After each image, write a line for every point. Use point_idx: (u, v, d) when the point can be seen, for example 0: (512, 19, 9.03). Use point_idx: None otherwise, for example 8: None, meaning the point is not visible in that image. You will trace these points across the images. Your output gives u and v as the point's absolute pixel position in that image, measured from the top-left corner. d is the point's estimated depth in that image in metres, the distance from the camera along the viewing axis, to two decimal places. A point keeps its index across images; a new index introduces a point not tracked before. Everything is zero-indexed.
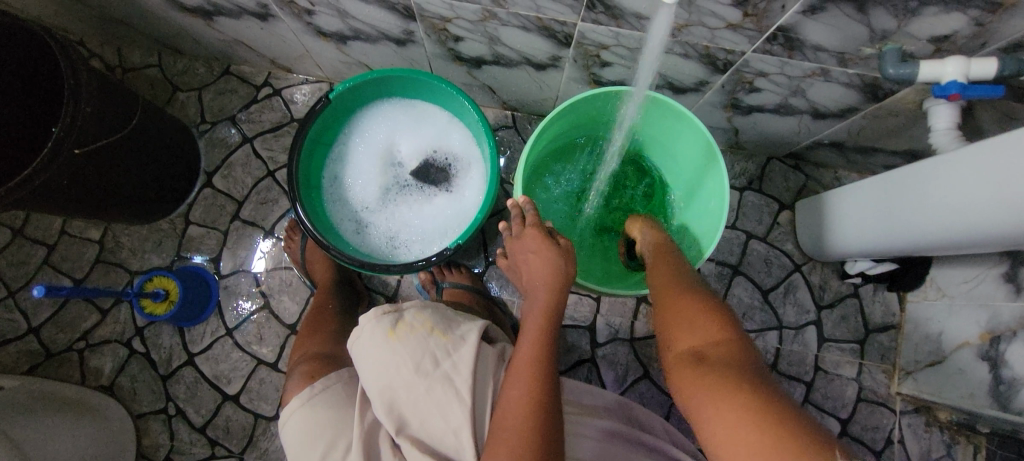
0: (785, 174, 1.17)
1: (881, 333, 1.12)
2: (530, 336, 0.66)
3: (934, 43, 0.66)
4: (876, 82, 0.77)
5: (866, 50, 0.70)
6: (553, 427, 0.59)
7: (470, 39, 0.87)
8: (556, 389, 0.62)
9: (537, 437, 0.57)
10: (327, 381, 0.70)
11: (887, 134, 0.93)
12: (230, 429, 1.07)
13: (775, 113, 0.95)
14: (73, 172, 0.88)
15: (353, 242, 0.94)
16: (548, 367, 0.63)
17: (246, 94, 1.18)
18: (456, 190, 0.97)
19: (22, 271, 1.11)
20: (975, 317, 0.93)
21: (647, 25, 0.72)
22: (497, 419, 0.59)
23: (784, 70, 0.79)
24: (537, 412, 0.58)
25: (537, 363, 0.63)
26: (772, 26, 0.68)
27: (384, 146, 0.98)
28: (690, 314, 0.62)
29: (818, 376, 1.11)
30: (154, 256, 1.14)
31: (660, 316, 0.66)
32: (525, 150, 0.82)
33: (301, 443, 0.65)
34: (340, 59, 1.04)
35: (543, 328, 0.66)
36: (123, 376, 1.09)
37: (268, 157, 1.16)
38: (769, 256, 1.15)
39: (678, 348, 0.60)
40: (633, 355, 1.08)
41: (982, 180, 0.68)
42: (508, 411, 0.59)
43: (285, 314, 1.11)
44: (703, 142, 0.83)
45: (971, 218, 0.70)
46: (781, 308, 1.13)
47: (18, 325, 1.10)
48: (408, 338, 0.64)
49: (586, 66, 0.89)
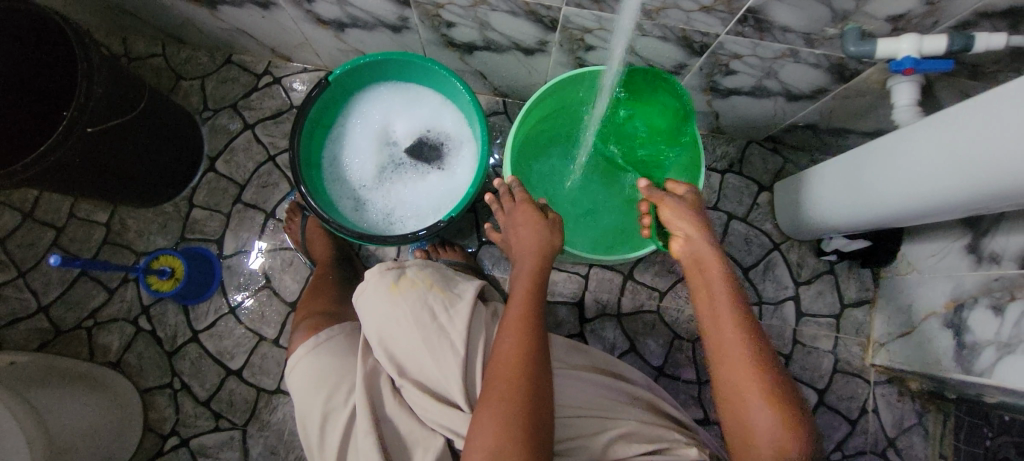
0: (764, 157, 1.22)
1: (856, 308, 1.17)
2: (519, 300, 0.70)
3: (891, 22, 0.72)
4: (842, 63, 0.83)
5: (830, 30, 0.75)
6: (543, 373, 0.63)
7: (462, 24, 0.92)
8: (545, 340, 0.67)
9: (527, 383, 0.61)
10: (332, 331, 0.75)
11: (856, 114, 0.98)
12: (233, 403, 1.12)
13: (752, 95, 1.01)
14: (86, 152, 0.93)
15: (351, 218, 0.99)
16: (535, 319, 0.68)
17: (247, 83, 1.23)
18: (449, 170, 1.02)
19: (32, 252, 1.16)
20: (942, 287, 0.99)
21: (626, 7, 0.78)
22: (490, 365, 0.64)
23: (756, 52, 0.85)
24: (527, 363, 0.63)
25: (525, 323, 0.67)
26: (741, 9, 0.74)
27: (379, 127, 1.02)
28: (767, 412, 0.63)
29: (796, 348, 1.16)
30: (159, 238, 1.18)
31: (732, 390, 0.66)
32: (516, 124, 0.88)
33: (306, 387, 0.70)
34: (338, 46, 1.09)
35: (530, 291, 0.71)
36: (130, 352, 1.13)
37: (268, 143, 1.21)
38: (750, 236, 1.20)
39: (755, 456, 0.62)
40: (620, 330, 1.13)
41: (940, 150, 0.73)
42: (501, 359, 0.63)
43: (286, 292, 1.16)
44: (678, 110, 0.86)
45: (932, 187, 0.76)
46: (761, 285, 1.18)
47: (29, 304, 1.14)
48: (409, 292, 0.69)
49: (572, 50, 0.94)
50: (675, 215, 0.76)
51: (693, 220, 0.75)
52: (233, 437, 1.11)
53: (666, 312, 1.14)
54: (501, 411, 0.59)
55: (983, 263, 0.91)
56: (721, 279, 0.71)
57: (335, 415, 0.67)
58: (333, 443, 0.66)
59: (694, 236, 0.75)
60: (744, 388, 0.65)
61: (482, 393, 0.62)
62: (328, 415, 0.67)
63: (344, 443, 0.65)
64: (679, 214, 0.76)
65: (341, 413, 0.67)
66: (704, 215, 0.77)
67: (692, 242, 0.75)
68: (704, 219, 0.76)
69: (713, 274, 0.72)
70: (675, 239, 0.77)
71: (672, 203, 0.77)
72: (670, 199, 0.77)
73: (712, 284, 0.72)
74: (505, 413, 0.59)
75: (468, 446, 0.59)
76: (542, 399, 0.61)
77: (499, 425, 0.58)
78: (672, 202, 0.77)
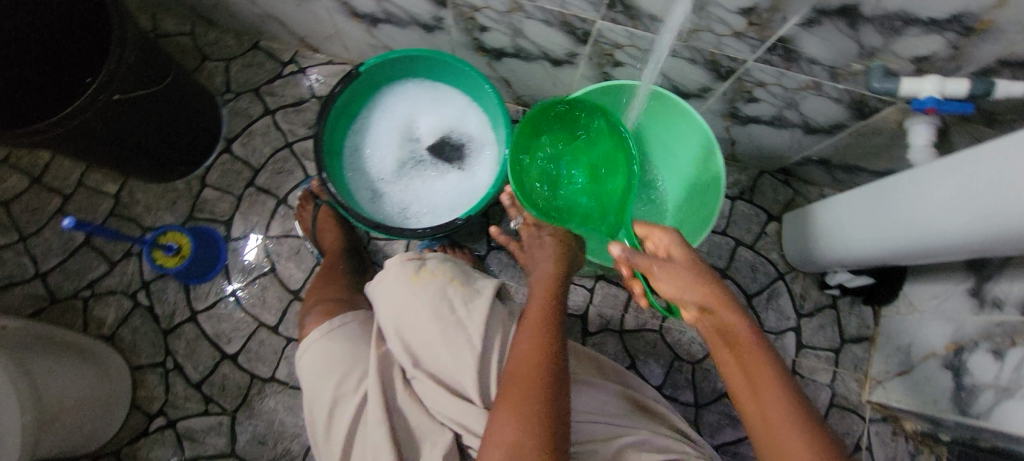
0: (775, 188, 1.24)
1: (856, 344, 1.18)
2: (536, 310, 0.70)
3: (915, 62, 0.74)
4: (863, 99, 0.85)
5: (855, 66, 0.78)
6: (561, 373, 0.63)
7: (495, 29, 0.94)
8: (563, 343, 0.66)
9: (545, 380, 0.61)
10: (345, 318, 0.74)
11: (870, 153, 1.00)
12: (226, 388, 1.10)
13: (770, 125, 1.03)
14: (108, 119, 0.93)
15: (368, 209, 1.00)
16: (554, 321, 0.68)
17: (271, 69, 1.23)
18: (469, 170, 1.03)
19: (36, 218, 1.15)
20: (942, 329, 1.00)
21: (666, 26, 0.80)
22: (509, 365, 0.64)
23: (781, 81, 0.87)
24: (546, 364, 0.62)
25: (543, 329, 0.66)
26: (773, 37, 0.76)
27: (404, 122, 1.04)
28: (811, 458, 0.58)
29: (794, 379, 1.16)
30: (167, 214, 1.17)
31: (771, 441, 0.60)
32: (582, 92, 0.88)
33: (315, 372, 0.69)
34: (368, 41, 1.11)
35: (546, 301, 0.72)
36: (125, 327, 1.12)
37: (287, 130, 1.21)
38: (756, 264, 1.22)
39: None
40: (622, 346, 1.13)
41: (952, 191, 0.75)
42: (521, 358, 0.64)
43: (291, 281, 1.14)
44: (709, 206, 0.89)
45: (944, 226, 0.77)
46: (764, 313, 1.19)
47: (27, 269, 1.13)
48: (428, 283, 0.70)
49: (600, 64, 0.96)
50: (672, 284, 0.66)
51: (703, 290, 0.65)
52: (222, 423, 1.08)
53: (669, 332, 1.14)
54: (514, 410, 0.59)
55: (986, 307, 0.92)
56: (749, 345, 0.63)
57: (345, 401, 0.66)
58: (341, 430, 0.66)
59: (706, 306, 0.65)
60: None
61: (498, 391, 0.63)
62: (337, 401, 0.66)
63: (353, 431, 0.65)
64: (681, 284, 0.66)
65: (351, 400, 0.66)
66: (715, 279, 0.66)
67: (712, 315, 0.65)
68: (718, 285, 0.66)
69: (746, 350, 0.64)
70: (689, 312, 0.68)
71: (669, 270, 0.67)
72: (660, 265, 0.67)
73: (735, 335, 0.64)
74: (523, 409, 0.59)
75: (485, 442, 0.59)
76: (560, 397, 0.61)
77: (517, 419, 0.58)
78: (668, 271, 0.67)
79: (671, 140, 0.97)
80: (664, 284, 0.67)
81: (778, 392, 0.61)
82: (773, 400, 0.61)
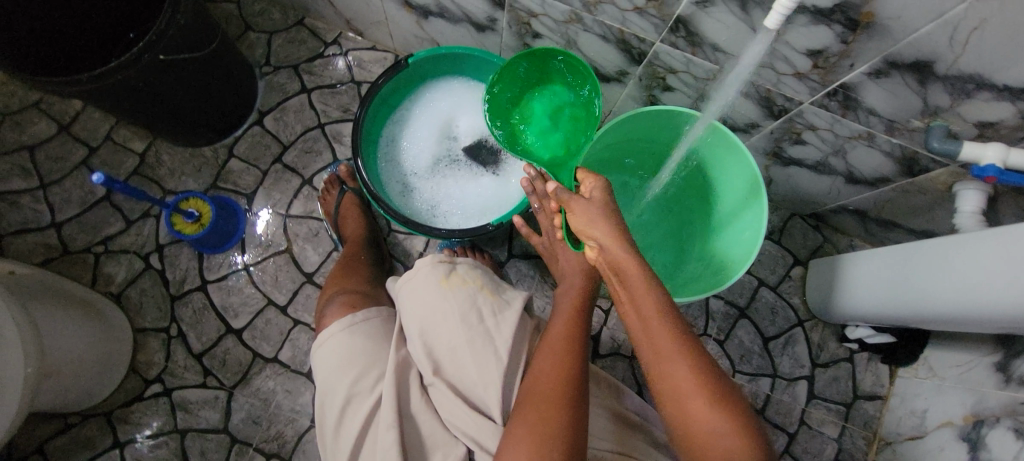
0: (805, 232, 1.22)
1: (868, 401, 1.15)
2: (559, 333, 0.67)
3: (979, 127, 0.71)
4: (914, 156, 0.83)
5: (915, 122, 0.76)
6: (584, 395, 0.61)
7: (548, 37, 0.93)
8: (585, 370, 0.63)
9: (567, 401, 0.59)
10: (368, 313, 0.74)
11: (910, 211, 0.98)
12: (227, 363, 1.08)
13: (812, 169, 1.01)
14: (151, 79, 0.93)
15: (397, 202, 0.99)
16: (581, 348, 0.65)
17: (313, 47, 1.22)
18: (504, 176, 1.01)
19: (59, 167, 1.14)
20: (962, 400, 0.97)
21: (739, 67, 0.78)
22: (527, 389, 0.62)
23: (833, 128, 0.85)
24: (565, 394, 0.59)
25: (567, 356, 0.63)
26: (835, 82, 0.74)
27: (444, 118, 1.03)
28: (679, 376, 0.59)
29: (801, 429, 1.14)
30: (191, 180, 1.16)
31: (653, 365, 0.61)
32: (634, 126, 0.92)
33: (333, 366, 0.69)
34: (415, 33, 1.10)
35: (571, 324, 0.68)
36: (133, 287, 1.10)
37: (321, 110, 1.19)
38: (776, 306, 1.20)
39: (690, 426, 0.58)
40: (631, 372, 1.10)
41: (992, 264, 0.72)
42: (539, 383, 0.61)
43: (306, 263, 1.13)
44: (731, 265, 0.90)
45: (975, 298, 0.75)
46: (778, 358, 1.17)
47: (43, 217, 1.12)
48: (459, 289, 0.70)
49: (649, 86, 0.95)
50: (584, 219, 0.70)
51: (604, 225, 0.68)
52: (218, 397, 1.06)
53: None
54: (530, 436, 0.57)
55: (1011, 383, 0.89)
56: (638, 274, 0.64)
57: (359, 400, 0.66)
58: (352, 429, 0.65)
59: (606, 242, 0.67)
60: (681, 388, 0.59)
61: (512, 416, 0.60)
62: (352, 398, 0.66)
63: (363, 430, 0.64)
64: (589, 219, 0.69)
65: (365, 398, 0.66)
66: (619, 220, 0.70)
67: (608, 251, 0.67)
68: (618, 224, 0.69)
69: (634, 283, 0.64)
70: (591, 248, 0.70)
71: (581, 207, 0.71)
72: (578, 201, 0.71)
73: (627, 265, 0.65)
74: (541, 428, 0.57)
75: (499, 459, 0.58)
76: (580, 431, 0.57)
77: (533, 441, 0.56)
78: (582, 207, 0.71)
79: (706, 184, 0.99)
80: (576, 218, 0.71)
81: (663, 324, 0.62)
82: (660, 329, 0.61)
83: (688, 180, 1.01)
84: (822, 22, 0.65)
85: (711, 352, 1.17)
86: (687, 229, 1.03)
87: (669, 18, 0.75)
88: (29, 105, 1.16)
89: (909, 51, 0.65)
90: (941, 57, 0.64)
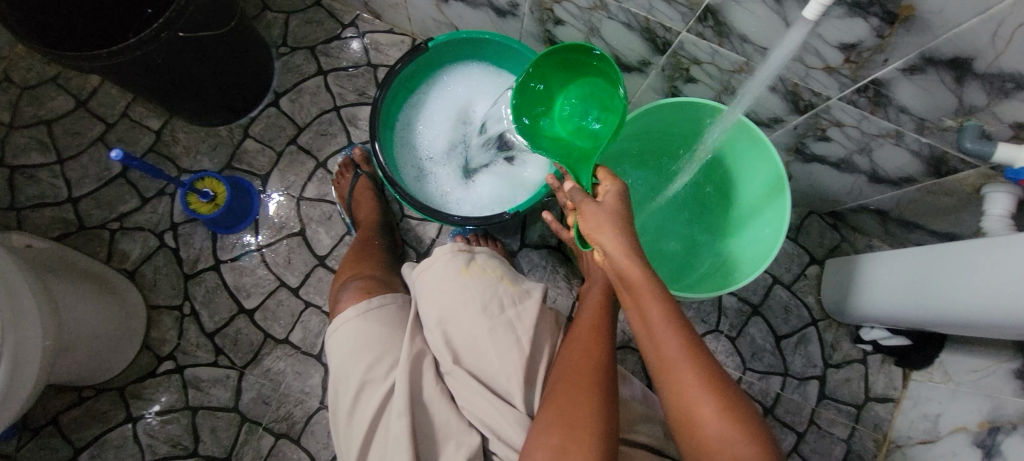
0: (822, 231, 1.20)
1: (879, 403, 1.14)
2: (581, 341, 0.66)
3: (1015, 128, 0.69)
4: (944, 157, 0.80)
5: (947, 122, 0.73)
6: (610, 390, 0.61)
7: (571, 24, 0.91)
8: (611, 378, 0.62)
9: (594, 395, 0.59)
10: (384, 299, 0.74)
11: (934, 212, 0.96)
12: (238, 343, 1.09)
13: (835, 167, 0.99)
14: (169, 56, 0.92)
15: (412, 188, 0.99)
16: (603, 355, 0.64)
17: (331, 29, 1.21)
18: (518, 165, 0.99)
19: (76, 142, 1.14)
20: (978, 405, 0.96)
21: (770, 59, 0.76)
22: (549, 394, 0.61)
23: (861, 125, 0.83)
24: (589, 400, 0.59)
25: (587, 365, 0.62)
26: (867, 77, 0.72)
27: (461, 105, 1.02)
28: (690, 385, 0.59)
29: (810, 428, 1.13)
30: (206, 159, 1.16)
31: (665, 373, 0.61)
32: (653, 119, 0.91)
33: (348, 351, 0.69)
34: (435, 17, 1.09)
35: (593, 329, 0.67)
36: (147, 265, 1.11)
37: (337, 93, 1.18)
38: (790, 305, 1.18)
39: (699, 433, 0.58)
40: (640, 365, 1.09)
41: (1012, 273, 0.71)
42: (560, 391, 0.61)
43: (318, 246, 1.13)
44: (749, 265, 0.89)
45: (994, 308, 0.74)
46: (790, 357, 1.16)
47: (60, 192, 1.12)
48: (479, 278, 0.70)
49: (671, 77, 0.93)
50: (592, 223, 0.68)
51: (612, 232, 0.66)
52: (229, 376, 1.07)
53: None
54: (555, 448, 0.56)
55: None
56: (644, 281, 0.63)
57: (373, 386, 0.66)
58: (365, 415, 0.65)
59: (614, 249, 0.66)
60: (692, 397, 0.59)
61: (536, 422, 0.60)
62: (365, 385, 0.66)
63: (377, 417, 0.65)
64: (598, 224, 0.67)
65: (380, 385, 0.66)
66: (630, 226, 0.68)
67: (613, 259, 0.66)
68: (628, 229, 0.67)
69: (642, 292, 0.63)
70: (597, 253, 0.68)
71: (591, 211, 0.69)
72: (588, 205, 0.69)
73: (636, 272, 0.64)
74: (565, 424, 0.57)
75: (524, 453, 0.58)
76: (607, 435, 0.57)
77: (558, 436, 0.57)
78: (592, 210, 0.69)
79: (725, 181, 0.98)
80: (586, 222, 0.69)
81: (672, 332, 0.61)
82: (670, 337, 0.61)
83: (707, 176, 1.00)
84: (858, 14, 0.63)
85: (721, 348, 1.16)
86: (703, 226, 1.02)
87: (698, 7, 0.73)
88: (46, 79, 1.16)
89: (948, 47, 0.63)
90: (982, 54, 0.62)
